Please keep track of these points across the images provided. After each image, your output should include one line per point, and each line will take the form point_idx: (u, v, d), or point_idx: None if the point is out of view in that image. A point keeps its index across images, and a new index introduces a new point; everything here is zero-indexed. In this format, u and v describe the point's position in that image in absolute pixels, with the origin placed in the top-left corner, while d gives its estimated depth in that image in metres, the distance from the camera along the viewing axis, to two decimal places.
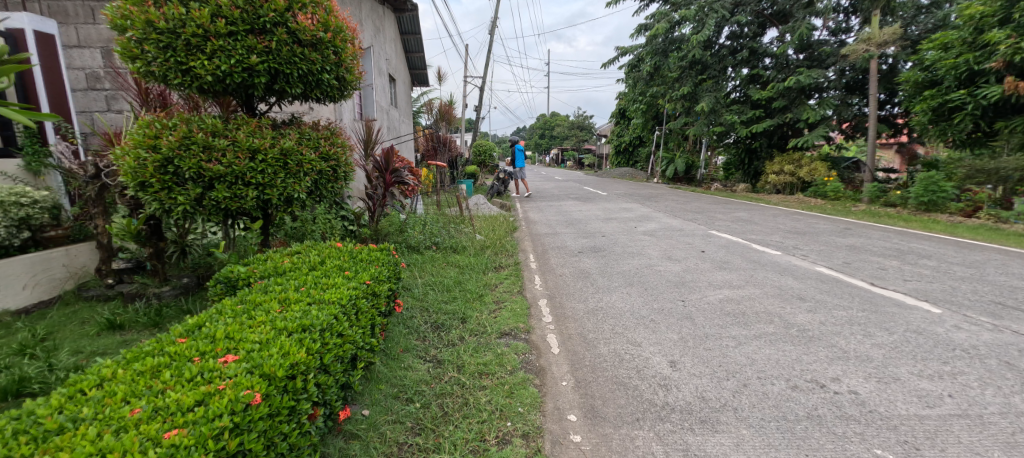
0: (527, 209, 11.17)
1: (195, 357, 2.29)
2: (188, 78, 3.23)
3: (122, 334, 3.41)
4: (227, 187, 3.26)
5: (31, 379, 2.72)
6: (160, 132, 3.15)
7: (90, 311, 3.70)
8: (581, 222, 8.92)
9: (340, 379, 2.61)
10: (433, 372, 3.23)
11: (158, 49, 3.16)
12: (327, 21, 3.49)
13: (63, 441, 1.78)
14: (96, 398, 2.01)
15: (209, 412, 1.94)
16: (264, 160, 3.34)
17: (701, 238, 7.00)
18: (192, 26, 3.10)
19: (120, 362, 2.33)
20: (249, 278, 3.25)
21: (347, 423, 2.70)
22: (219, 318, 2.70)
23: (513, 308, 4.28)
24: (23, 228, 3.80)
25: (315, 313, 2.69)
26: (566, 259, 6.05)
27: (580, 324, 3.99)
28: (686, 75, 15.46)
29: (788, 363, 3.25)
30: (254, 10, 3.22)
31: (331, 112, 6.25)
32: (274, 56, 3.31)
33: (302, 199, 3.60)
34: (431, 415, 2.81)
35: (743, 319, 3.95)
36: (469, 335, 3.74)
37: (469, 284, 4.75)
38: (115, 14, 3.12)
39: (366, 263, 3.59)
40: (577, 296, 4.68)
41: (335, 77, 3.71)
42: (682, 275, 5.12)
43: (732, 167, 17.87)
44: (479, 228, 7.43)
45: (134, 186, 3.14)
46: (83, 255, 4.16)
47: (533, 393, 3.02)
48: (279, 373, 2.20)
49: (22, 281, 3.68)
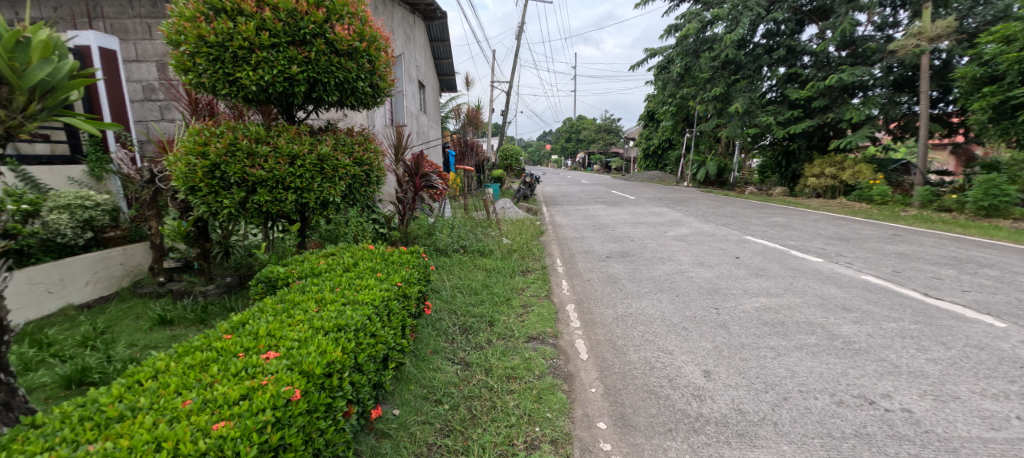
0: (554, 213, 11.07)
1: (240, 353, 2.44)
2: (235, 89, 3.41)
3: (172, 330, 3.62)
4: (268, 191, 3.41)
5: (92, 370, 2.90)
6: (209, 139, 3.32)
7: (144, 307, 3.95)
8: (608, 226, 8.77)
9: (373, 378, 2.71)
10: (461, 374, 3.25)
11: (208, 62, 3.33)
12: (362, 31, 3.63)
13: (124, 428, 1.91)
14: (151, 389, 2.16)
15: (253, 406, 2.05)
16: (302, 165, 3.48)
17: (734, 244, 6.74)
18: (238, 39, 3.27)
19: (173, 356, 2.50)
20: (287, 278, 3.37)
21: (378, 422, 2.78)
22: (261, 316, 2.85)
23: (540, 312, 4.25)
24: (86, 228, 4.09)
25: (349, 313, 2.81)
26: (594, 263, 5.96)
27: (609, 330, 3.92)
28: (718, 75, 14.90)
29: (832, 377, 3.08)
30: (296, 23, 3.38)
31: (363, 119, 6.41)
32: (313, 65, 3.45)
33: (337, 203, 3.72)
34: (460, 417, 2.85)
35: (782, 329, 3.77)
36: (496, 338, 3.75)
37: (496, 288, 4.76)
38: (171, 30, 3.34)
39: (397, 265, 3.66)
40: (605, 302, 4.59)
41: (369, 85, 3.83)
42: (714, 282, 4.95)
43: (767, 171, 17.33)
44: (505, 232, 7.46)
45: (184, 190, 3.33)
46: (137, 255, 4.44)
47: (561, 399, 3.00)
48: (317, 370, 2.31)
49: (85, 278, 3.97)
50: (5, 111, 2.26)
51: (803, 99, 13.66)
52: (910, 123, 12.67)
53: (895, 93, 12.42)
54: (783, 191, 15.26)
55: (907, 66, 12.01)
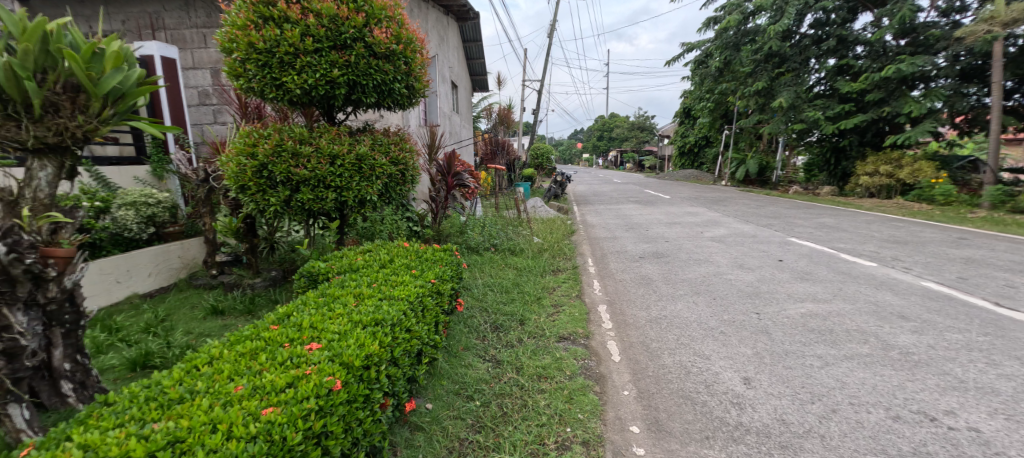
0: (585, 213, 10.88)
1: (286, 343, 2.58)
2: (281, 92, 3.58)
3: (223, 319, 3.86)
4: (310, 190, 3.56)
5: (154, 354, 3.16)
6: (258, 140, 3.52)
7: (199, 297, 4.24)
8: (641, 226, 8.55)
9: (407, 372, 2.79)
10: (492, 372, 3.29)
11: (257, 68, 3.52)
12: (399, 34, 3.74)
13: (183, 409, 2.06)
14: (207, 374, 2.32)
15: (298, 394, 2.16)
16: (342, 165, 3.62)
17: (777, 245, 6.41)
18: (285, 45, 3.43)
19: (225, 344, 2.67)
20: (327, 273, 3.52)
21: (413, 415, 2.85)
22: (304, 309, 3.00)
23: (571, 312, 4.22)
24: (149, 224, 4.44)
25: (385, 308, 2.91)
26: (627, 264, 5.83)
27: (642, 333, 3.83)
28: (761, 69, 14.68)
29: (887, 390, 2.87)
30: (337, 28, 3.51)
31: (399, 119, 6.55)
32: (353, 69, 3.58)
33: (374, 201, 3.85)
34: (491, 414, 2.88)
35: (831, 337, 3.55)
36: (527, 337, 3.75)
37: (527, 287, 4.76)
38: (224, 38, 3.54)
39: (431, 263, 3.74)
40: (638, 303, 4.47)
41: (405, 86, 3.94)
42: (755, 286, 4.73)
43: (814, 168, 16.01)
44: (537, 231, 7.45)
45: (236, 189, 3.54)
46: (194, 250, 4.78)
47: (592, 400, 2.96)
48: (356, 363, 2.41)
49: (149, 270, 4.31)
50: (82, 117, 2.47)
51: (855, 92, 12.77)
52: (979, 116, 11.57)
53: (962, 84, 11.37)
54: (831, 191, 14.26)
55: (976, 55, 11.02)
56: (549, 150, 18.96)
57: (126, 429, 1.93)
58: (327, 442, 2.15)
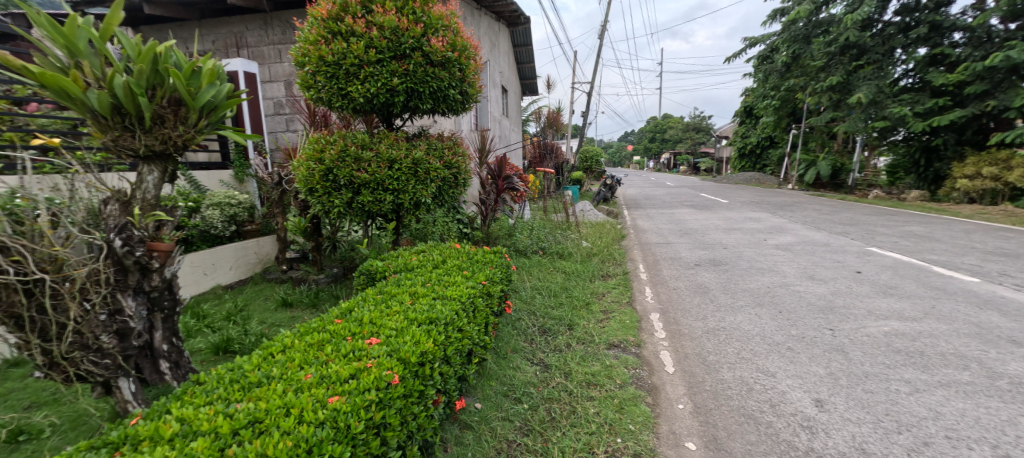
0: (636, 217, 10.42)
1: (348, 336, 2.74)
2: (346, 101, 3.80)
3: (291, 311, 4.17)
4: (370, 193, 3.75)
5: (234, 340, 3.48)
6: (325, 146, 3.76)
7: (270, 291, 4.60)
8: (697, 232, 8.05)
9: (458, 371, 2.85)
10: (540, 376, 3.27)
11: (326, 79, 3.76)
12: (455, 42, 3.89)
13: (262, 392, 2.25)
14: (281, 362, 2.52)
15: (360, 386, 2.28)
16: (399, 169, 3.79)
17: (854, 256, 5.79)
18: (351, 57, 3.64)
19: (296, 334, 2.87)
20: (384, 272, 3.68)
21: (462, 413, 2.90)
22: (364, 304, 3.16)
23: (621, 319, 4.08)
24: (231, 223, 4.87)
25: (439, 307, 3.00)
26: (681, 271, 5.51)
27: (698, 344, 3.61)
28: (835, 62, 13.47)
29: (993, 425, 2.51)
30: (398, 39, 3.70)
31: (451, 123, 6.68)
32: (411, 77, 3.74)
33: (428, 203, 3.99)
34: (539, 418, 2.87)
35: (922, 360, 3.15)
36: (576, 343, 3.68)
37: (576, 291, 4.66)
38: (298, 53, 3.82)
39: (481, 264, 3.79)
40: (694, 313, 4.22)
41: (459, 92, 4.06)
42: (828, 299, 4.30)
43: (899, 170, 14.45)
44: (585, 235, 7.27)
45: (305, 191, 3.80)
46: (267, 246, 5.21)
47: (644, 411, 2.86)
48: (412, 359, 2.50)
49: (230, 263, 4.74)
50: (182, 127, 2.78)
51: (950, 85, 11.44)
52: None
53: None
54: (920, 195, 12.56)
55: None
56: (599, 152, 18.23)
57: (215, 407, 2.13)
58: (386, 433, 2.24)
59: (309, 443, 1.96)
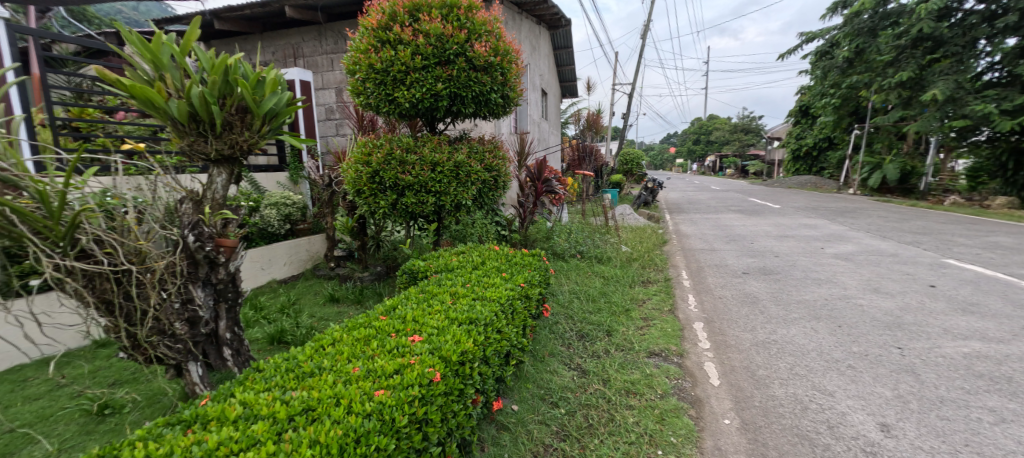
0: (678, 222, 9.91)
1: (392, 333, 2.82)
2: (393, 107, 3.93)
3: (338, 306, 4.35)
4: (414, 195, 3.86)
5: (286, 331, 3.68)
6: (372, 150, 3.89)
7: (320, 286, 4.82)
8: (745, 238, 7.59)
9: (496, 372, 2.86)
10: (577, 381, 3.21)
11: (375, 86, 3.89)
12: (497, 46, 3.94)
13: (315, 382, 2.35)
14: (331, 354, 2.62)
15: (404, 381, 2.34)
16: (441, 171, 3.88)
17: (926, 268, 5.26)
18: (398, 64, 3.76)
19: (344, 329, 2.98)
20: (426, 271, 3.75)
21: (499, 414, 2.90)
22: (407, 303, 3.24)
23: (662, 327, 3.92)
24: (286, 222, 5.14)
25: (479, 308, 3.03)
26: (727, 279, 5.20)
27: (746, 357, 3.41)
28: (905, 56, 12.66)
29: None
30: (443, 45, 3.79)
31: (492, 127, 6.71)
32: (455, 82, 3.83)
33: (468, 205, 4.06)
34: (576, 424, 2.82)
35: (1009, 387, 2.82)
36: (615, 349, 3.58)
37: (615, 296, 4.52)
38: (349, 62, 3.97)
39: (520, 267, 3.79)
40: (742, 324, 3.97)
41: (501, 96, 4.11)
42: (895, 315, 3.92)
43: (982, 173, 12.81)
44: (625, 239, 7.05)
45: (353, 192, 3.95)
46: (317, 244, 5.46)
47: (687, 424, 2.74)
48: (453, 358, 2.54)
49: (285, 260, 5.01)
50: (248, 133, 2.98)
51: None
52: None
53: None
54: (1006, 202, 11.07)
55: None
56: (639, 156, 16.99)
57: (272, 394, 2.25)
58: (427, 428, 2.29)
59: (357, 433, 2.03)
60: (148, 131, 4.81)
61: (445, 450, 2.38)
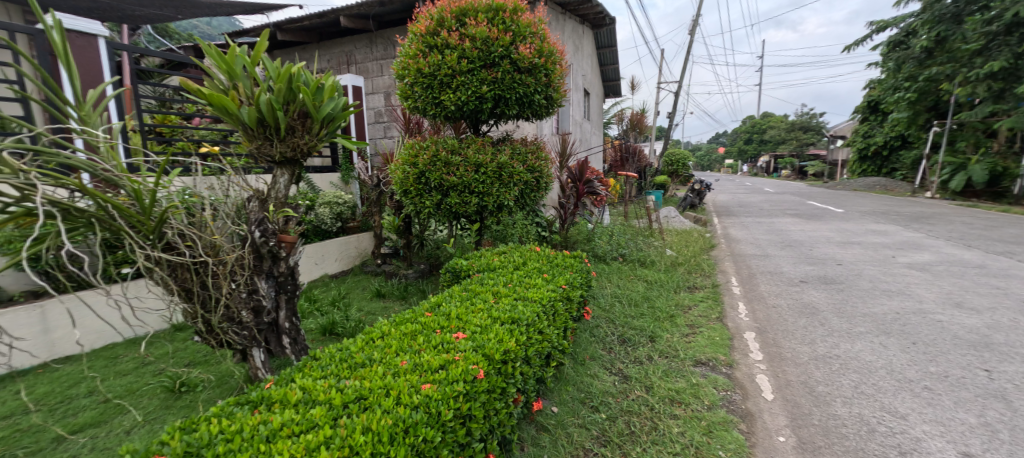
0: (728, 224, 9.32)
1: (437, 329, 2.85)
2: (439, 110, 4.10)
3: (383, 301, 4.49)
4: (458, 195, 4.05)
5: (336, 324, 3.85)
6: (418, 152, 4.10)
7: (367, 282, 4.98)
8: (803, 243, 7.02)
9: (537, 372, 2.84)
10: (618, 386, 3.13)
11: (422, 89, 4.06)
12: (541, 48, 4.07)
13: (366, 373, 2.41)
14: (380, 347, 2.67)
15: (449, 376, 2.36)
16: (485, 173, 4.06)
17: (1019, 281, 4.70)
18: (445, 68, 3.92)
19: (391, 323, 3.05)
20: (468, 271, 3.78)
21: (538, 415, 2.87)
22: (450, 300, 3.28)
23: (710, 335, 3.72)
24: (338, 220, 5.36)
25: (521, 308, 3.01)
26: (783, 287, 4.84)
27: (804, 371, 3.16)
28: (997, 44, 11.40)
29: None
30: (488, 49, 3.94)
31: (534, 128, 6.63)
32: (499, 84, 3.98)
33: (510, 206, 4.23)
34: (617, 430, 2.74)
35: None
36: (658, 356, 3.45)
37: (658, 302, 4.33)
38: (399, 67, 4.15)
39: (562, 268, 3.73)
40: (798, 335, 3.69)
41: (543, 97, 4.26)
42: (981, 334, 3.52)
43: None
44: (670, 243, 6.74)
45: (400, 192, 4.18)
46: (365, 242, 5.65)
47: (736, 438, 2.59)
48: (496, 356, 2.54)
49: (335, 256, 5.22)
50: (308, 136, 3.11)
51: None
52: None
53: None
54: None
55: None
56: (685, 155, 15.53)
57: (328, 381, 2.34)
58: (470, 424, 2.30)
59: (406, 424, 2.06)
60: (218, 135, 5.17)
61: (486, 448, 2.39)
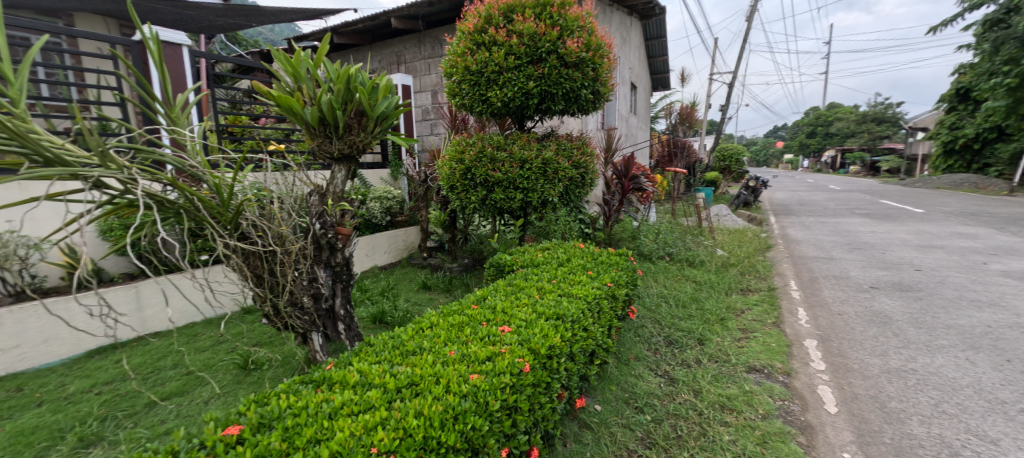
0: (787, 224, 8.66)
1: (483, 322, 2.85)
2: (486, 107, 4.12)
3: (429, 292, 4.59)
4: (503, 191, 4.09)
5: (386, 313, 3.98)
6: (465, 148, 4.17)
7: (414, 274, 5.10)
8: (876, 245, 6.42)
9: (580, 369, 2.79)
10: (664, 389, 3.02)
11: (470, 87, 4.09)
12: (589, 42, 4.00)
13: (417, 360, 2.45)
14: (429, 336, 2.70)
15: (495, 368, 2.36)
16: (530, 169, 4.07)
17: None
18: (492, 65, 3.92)
19: (440, 313, 3.08)
20: (512, 265, 3.78)
21: (581, 412, 2.82)
22: (495, 294, 3.27)
23: (765, 341, 3.49)
24: (388, 214, 5.53)
25: (566, 304, 2.96)
26: (850, 292, 4.44)
27: (873, 384, 2.90)
28: None
29: None
30: (535, 44, 3.90)
31: (578, 123, 6.46)
32: (546, 80, 3.94)
33: (554, 202, 4.23)
34: (663, 433, 2.65)
35: None
36: (707, 360, 3.29)
37: (708, 304, 4.11)
38: (448, 65, 4.20)
39: (606, 266, 3.64)
40: (866, 344, 3.39)
41: (591, 91, 4.17)
42: None
43: None
44: (722, 242, 6.38)
45: (447, 188, 4.28)
46: (413, 235, 5.79)
47: (793, 450, 2.43)
48: (541, 351, 2.52)
49: (385, 248, 5.40)
50: (364, 134, 3.19)
51: None
52: None
53: None
54: None
55: None
56: (741, 151, 14.42)
57: (382, 366, 2.39)
58: (516, 415, 2.29)
59: (455, 410, 2.08)
60: (281, 134, 5.45)
61: (530, 440, 2.37)
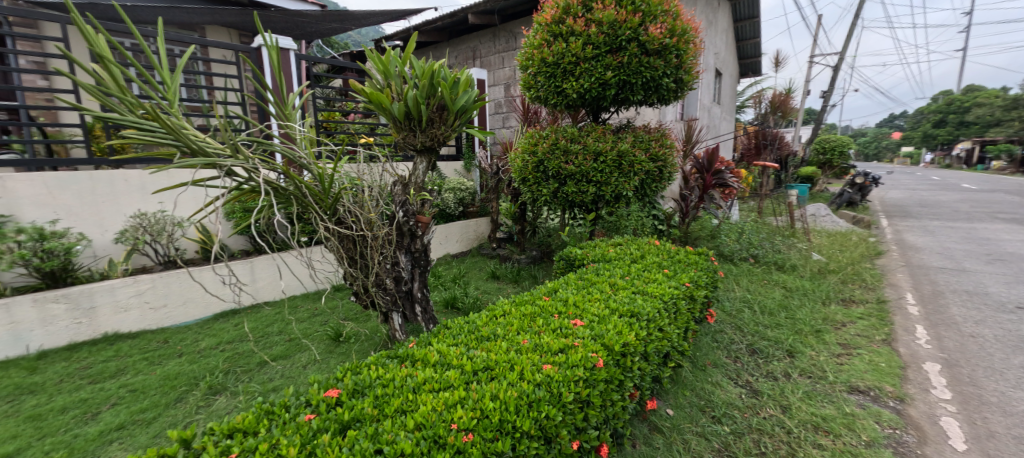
0: (899, 227, 7.70)
1: (555, 313, 2.71)
2: (561, 98, 3.97)
3: (496, 283, 4.53)
4: (575, 184, 3.96)
5: (457, 299, 3.96)
6: (537, 140, 4.06)
7: (483, 264, 5.06)
8: (1015, 257, 5.52)
9: (654, 370, 2.58)
10: (745, 400, 2.76)
11: (545, 79, 3.95)
12: (673, 27, 3.72)
13: (492, 345, 2.37)
14: (501, 324, 2.61)
15: (569, 360, 2.22)
16: (604, 161, 3.91)
17: None
18: (569, 56, 3.76)
19: (511, 303, 2.98)
20: (583, 260, 3.61)
21: (652, 414, 2.62)
22: (566, 288, 3.12)
23: (869, 358, 3.10)
24: (460, 204, 5.53)
25: (641, 302, 2.77)
26: (984, 312, 3.84)
27: (1015, 425, 2.49)
28: None
29: None
30: (615, 32, 3.69)
31: (656, 114, 6.09)
32: (625, 69, 3.72)
33: (629, 196, 4.02)
34: (744, 447, 2.41)
35: None
36: (798, 374, 2.97)
37: (800, 313, 3.72)
38: (523, 58, 4.08)
39: (684, 265, 3.38)
40: (1005, 374, 2.93)
41: (673, 80, 3.90)
42: None
43: None
44: (818, 246, 5.79)
45: (519, 181, 4.20)
46: (483, 226, 5.74)
47: None
48: (616, 347, 2.34)
49: (457, 238, 5.40)
50: (446, 127, 3.15)
51: None
52: None
53: None
54: None
55: None
56: (847, 142, 12.83)
57: (460, 348, 2.33)
58: (587, 410, 2.12)
59: (530, 398, 1.98)
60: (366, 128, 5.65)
61: (601, 437, 2.18)
